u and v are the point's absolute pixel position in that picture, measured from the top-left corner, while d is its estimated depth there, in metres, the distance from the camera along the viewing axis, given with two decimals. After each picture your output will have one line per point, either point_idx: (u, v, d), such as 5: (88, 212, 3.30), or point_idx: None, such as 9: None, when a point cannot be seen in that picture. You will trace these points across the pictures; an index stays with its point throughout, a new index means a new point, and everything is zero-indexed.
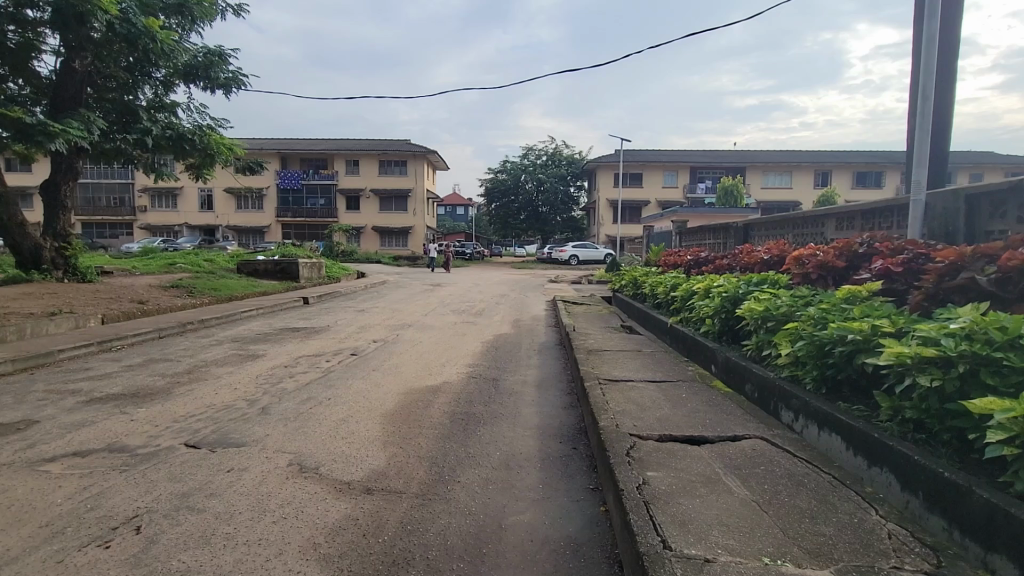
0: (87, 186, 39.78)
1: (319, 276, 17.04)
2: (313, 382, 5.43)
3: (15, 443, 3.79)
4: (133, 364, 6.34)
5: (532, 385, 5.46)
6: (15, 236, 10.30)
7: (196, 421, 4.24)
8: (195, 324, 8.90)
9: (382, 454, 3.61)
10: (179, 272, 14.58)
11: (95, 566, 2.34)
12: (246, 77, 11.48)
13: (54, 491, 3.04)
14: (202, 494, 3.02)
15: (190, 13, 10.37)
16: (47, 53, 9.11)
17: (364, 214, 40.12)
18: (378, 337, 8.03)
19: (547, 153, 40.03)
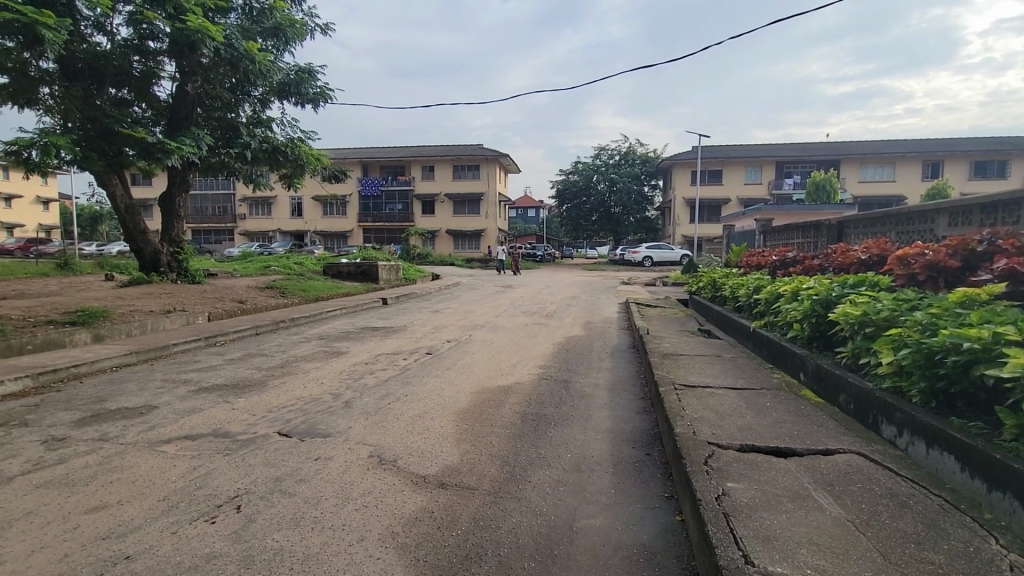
0: (196, 197, 44.10)
1: (396, 278, 17.82)
2: (392, 379, 5.68)
3: (139, 425, 4.29)
4: (234, 358, 6.96)
5: (604, 388, 5.37)
6: (139, 242, 11.65)
7: (287, 412, 4.58)
8: (287, 323, 9.61)
9: (456, 450, 3.70)
10: (273, 274, 15.83)
11: (203, 539, 2.59)
12: (333, 91, 12.25)
13: (169, 470, 3.40)
14: (293, 479, 3.25)
15: (284, 36, 11.23)
16: (166, 79, 10.22)
17: (439, 217, 41.46)
18: (452, 337, 8.26)
19: (620, 153, 39.33)
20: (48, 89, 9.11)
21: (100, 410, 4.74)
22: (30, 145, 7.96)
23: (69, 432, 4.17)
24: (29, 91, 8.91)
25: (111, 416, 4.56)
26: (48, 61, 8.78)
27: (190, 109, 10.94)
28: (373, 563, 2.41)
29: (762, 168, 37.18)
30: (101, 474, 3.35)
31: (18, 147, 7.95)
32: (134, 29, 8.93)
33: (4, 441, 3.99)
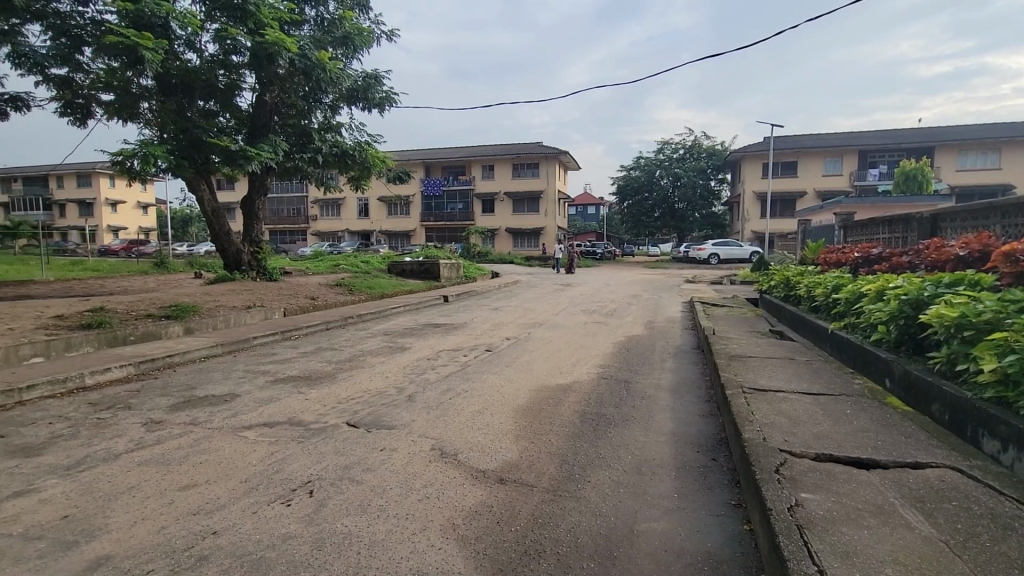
0: (273, 200, 47.04)
1: (457, 276, 18.18)
2: (453, 375, 5.80)
3: (224, 412, 4.64)
4: (306, 351, 7.37)
5: (666, 389, 5.22)
6: (223, 243, 12.57)
7: (355, 403, 4.80)
8: (354, 318, 10.06)
9: (515, 447, 3.73)
10: (342, 272, 16.63)
11: (279, 520, 2.76)
12: (398, 95, 12.66)
13: (249, 454, 3.65)
14: (360, 467, 3.40)
15: (353, 44, 11.69)
16: (247, 91, 10.94)
17: (499, 216, 41.92)
18: (511, 335, 8.31)
19: (685, 147, 38.04)
20: (147, 104, 10.02)
21: (191, 397, 5.18)
22: (132, 155, 8.81)
23: (165, 415, 4.58)
24: (131, 106, 9.84)
25: (200, 403, 4.97)
26: (147, 78, 9.65)
27: (268, 118, 11.66)
28: (435, 552, 2.47)
29: (843, 158, 34.70)
30: (192, 455, 3.66)
31: (122, 157, 8.81)
32: (220, 45, 9.62)
33: (112, 421, 4.45)
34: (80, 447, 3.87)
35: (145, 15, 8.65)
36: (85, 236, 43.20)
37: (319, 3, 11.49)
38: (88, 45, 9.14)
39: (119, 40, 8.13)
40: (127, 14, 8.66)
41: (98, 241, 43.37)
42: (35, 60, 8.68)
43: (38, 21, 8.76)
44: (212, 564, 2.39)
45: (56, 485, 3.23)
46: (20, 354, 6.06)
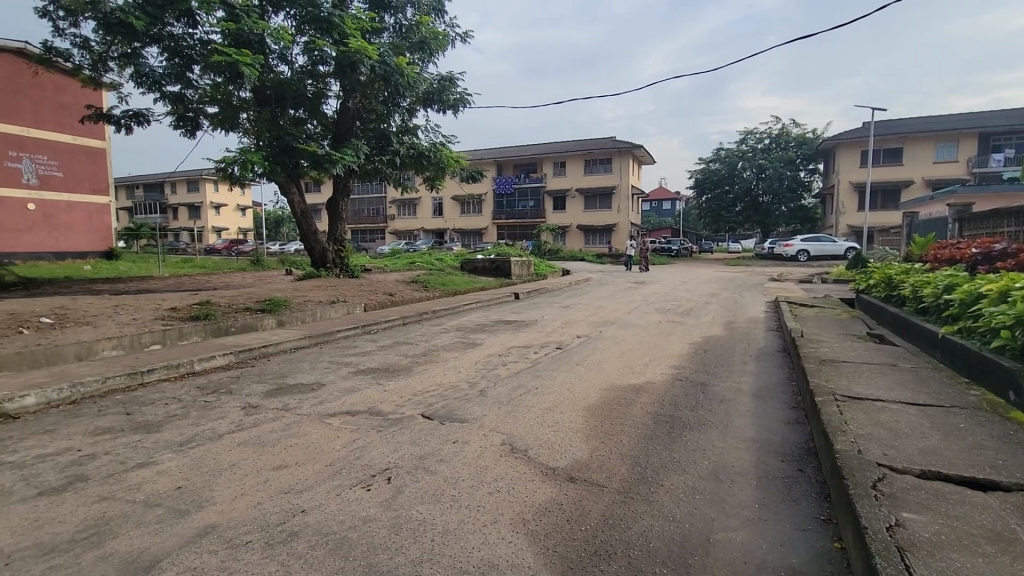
0: (355, 201, 49.74)
1: (528, 273, 18.28)
2: (523, 371, 5.84)
3: (311, 400, 4.97)
4: (385, 345, 7.73)
5: (747, 393, 4.94)
6: (311, 242, 13.44)
7: (429, 396, 4.97)
8: (429, 314, 10.40)
9: (585, 446, 3.70)
10: (417, 269, 17.24)
11: (359, 503, 2.93)
12: (472, 96, 12.92)
13: (333, 440, 3.89)
14: (434, 458, 3.52)
15: (429, 48, 12.06)
16: (332, 98, 11.61)
17: (570, 213, 41.64)
18: (582, 333, 8.23)
19: (770, 136, 35.82)
20: (246, 114, 10.90)
21: (282, 384, 5.60)
22: (233, 162, 9.64)
23: (260, 401, 4.99)
24: (232, 117, 10.76)
25: (291, 390, 5.36)
26: (246, 91, 10.51)
27: (350, 123, 12.31)
28: (505, 545, 2.51)
29: (959, 142, 31.14)
30: (284, 438, 3.97)
31: (225, 164, 9.66)
32: (308, 57, 10.26)
33: (216, 404, 4.91)
34: (191, 426, 4.30)
35: (245, 32, 9.43)
36: (194, 236, 47.90)
37: (397, 10, 11.96)
38: (197, 63, 10.10)
39: (223, 57, 8.93)
40: (230, 33, 9.49)
41: (204, 240, 47.95)
42: (154, 79, 9.71)
43: (156, 44, 9.80)
44: (300, 540, 2.57)
45: (171, 459, 3.61)
46: (142, 341, 6.85)
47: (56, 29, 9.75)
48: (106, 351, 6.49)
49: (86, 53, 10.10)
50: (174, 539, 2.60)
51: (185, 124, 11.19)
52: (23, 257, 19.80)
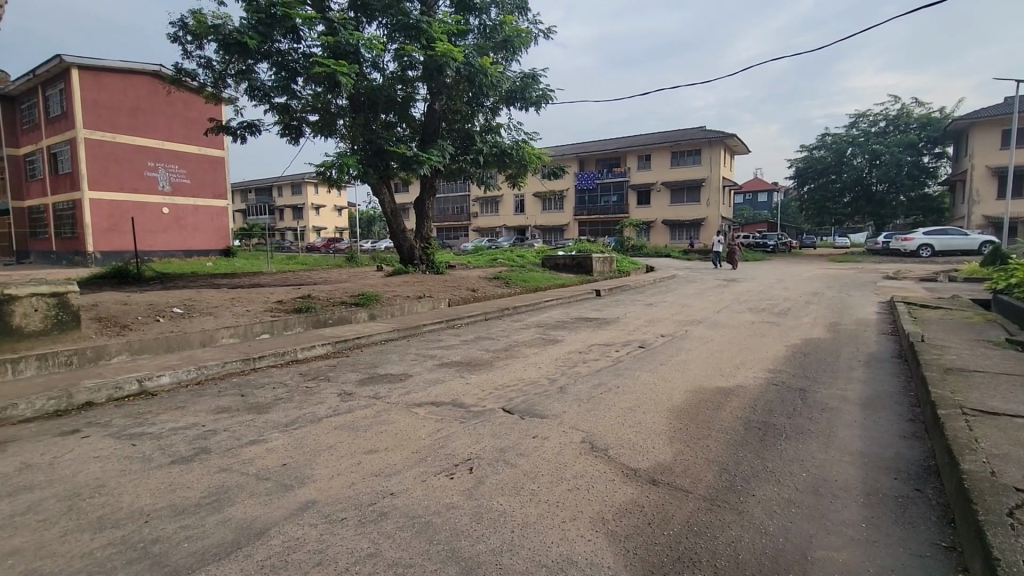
0: (441, 199, 51.60)
1: (611, 270, 17.94)
2: (604, 369, 5.76)
3: (399, 389, 5.25)
4: (467, 339, 7.95)
5: (854, 402, 4.51)
6: (399, 239, 14.12)
7: (510, 391, 5.04)
8: (510, 310, 10.55)
9: (669, 449, 3.57)
10: (500, 265, 17.55)
11: (443, 489, 3.05)
12: (554, 92, 12.87)
13: (420, 429, 4.07)
14: (514, 451, 3.57)
15: (513, 46, 12.16)
16: (420, 101, 12.10)
17: (655, 207, 40.31)
18: (666, 332, 7.95)
19: (886, 118, 32.39)
20: (342, 121, 11.67)
21: (373, 374, 5.96)
22: (331, 165, 10.36)
23: (354, 388, 5.34)
24: (330, 124, 11.58)
25: (381, 379, 5.70)
26: (342, 99, 11.25)
27: (437, 124, 12.73)
28: (584, 542, 2.50)
29: None
30: (374, 424, 4.22)
31: (324, 168, 10.41)
32: (398, 63, 10.75)
33: (316, 390, 5.34)
34: (295, 409, 4.72)
35: (342, 44, 10.08)
36: (297, 235, 52.18)
37: (482, 11, 12.18)
38: (300, 75, 10.91)
39: (322, 68, 9.60)
40: (329, 46, 10.16)
41: (306, 239, 51.99)
42: (264, 92, 10.68)
43: (266, 60, 10.74)
44: (389, 521, 2.72)
45: (278, 438, 3.98)
46: (254, 331, 7.59)
47: (185, 52, 11.00)
48: (225, 339, 7.27)
49: (209, 72, 11.32)
50: (280, 510, 2.86)
51: (291, 133, 12.18)
52: (159, 254, 22.67)
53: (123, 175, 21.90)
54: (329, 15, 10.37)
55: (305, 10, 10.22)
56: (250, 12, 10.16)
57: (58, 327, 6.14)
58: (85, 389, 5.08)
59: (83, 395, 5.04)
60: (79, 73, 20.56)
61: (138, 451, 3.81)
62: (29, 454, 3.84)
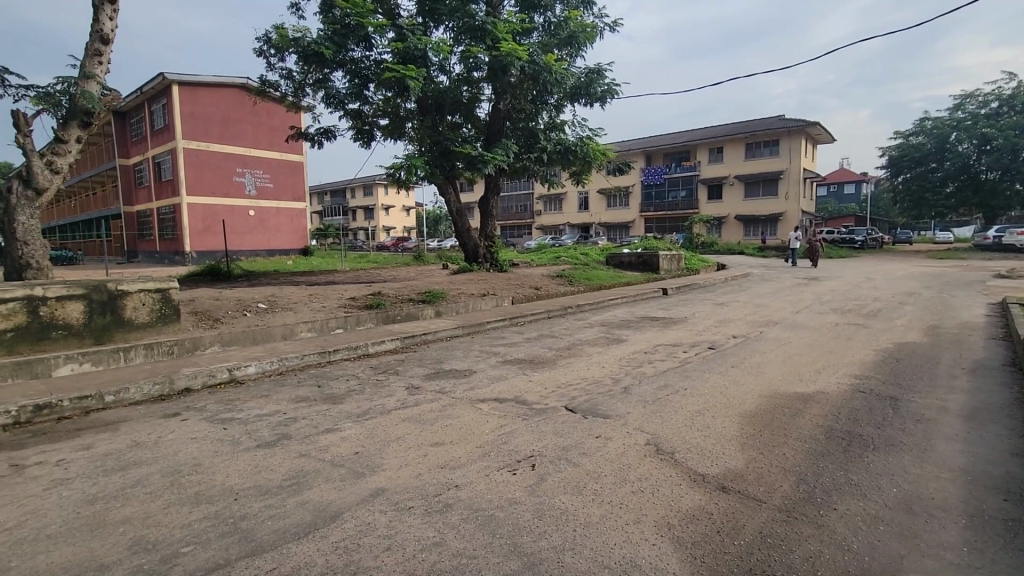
0: (505, 198, 52.12)
1: (678, 268, 17.35)
2: (671, 370, 5.59)
3: (464, 385, 5.37)
4: (531, 337, 7.98)
5: (955, 414, 4.09)
6: (464, 238, 14.40)
7: (573, 390, 5.01)
8: (573, 308, 10.49)
9: (740, 455, 3.41)
10: (563, 263, 17.48)
11: (506, 485, 3.09)
12: (621, 86, 12.62)
13: (483, 424, 4.15)
14: (577, 451, 3.55)
15: (578, 42, 12.06)
16: (485, 102, 12.28)
17: (727, 202, 38.55)
18: (739, 333, 7.58)
19: (999, 98, 28.99)
20: (411, 124, 12.07)
21: (439, 369, 6.12)
22: (400, 167, 10.73)
23: (421, 382, 5.52)
24: (399, 127, 12.01)
25: (447, 374, 5.85)
26: (411, 102, 11.65)
27: (502, 124, 12.84)
28: (648, 547, 2.45)
29: None
30: (440, 418, 4.34)
31: (393, 170, 10.80)
32: (464, 64, 10.95)
33: (385, 383, 5.56)
34: (366, 400, 4.95)
35: (411, 49, 10.42)
36: (369, 235, 54.62)
37: (547, 9, 12.15)
38: (372, 81, 11.42)
39: (391, 74, 9.97)
40: (398, 51, 10.53)
41: (376, 238, 54.28)
42: (339, 99, 11.25)
43: (341, 68, 11.31)
44: (454, 513, 2.79)
45: (351, 428, 4.19)
46: (330, 325, 8.03)
47: (269, 65, 11.80)
48: (304, 333, 7.75)
49: (289, 83, 12.07)
50: (353, 496, 3.02)
51: (363, 137, 12.74)
52: (246, 254, 24.54)
53: (215, 180, 23.85)
54: (399, 22, 10.76)
55: (376, 19, 10.67)
56: (326, 24, 10.74)
57: (162, 320, 6.79)
58: (184, 376, 5.60)
59: (182, 381, 5.56)
60: (179, 88, 22.59)
61: (229, 434, 4.15)
62: (138, 433, 4.29)
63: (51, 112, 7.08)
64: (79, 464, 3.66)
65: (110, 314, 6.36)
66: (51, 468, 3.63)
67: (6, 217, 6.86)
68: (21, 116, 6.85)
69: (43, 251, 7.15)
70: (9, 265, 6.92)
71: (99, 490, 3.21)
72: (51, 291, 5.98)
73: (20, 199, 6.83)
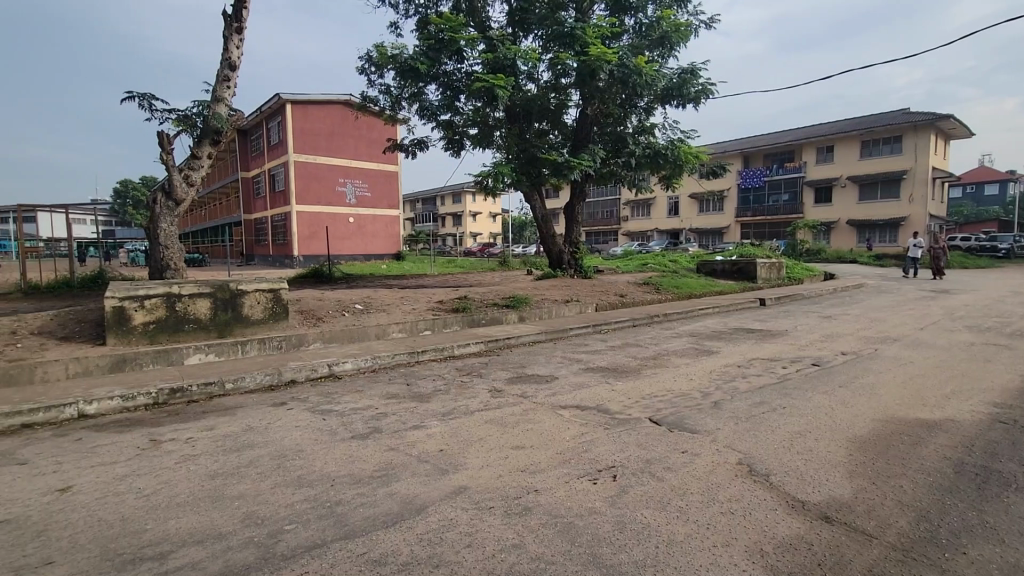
0: (590, 204, 51.76)
1: (778, 277, 16.16)
2: (767, 387, 5.21)
3: (546, 390, 5.38)
4: (615, 345, 7.82)
5: None
6: (549, 244, 14.43)
7: (659, 401, 4.84)
8: (660, 317, 10.16)
9: (847, 484, 3.11)
10: (651, 271, 16.95)
11: (585, 493, 3.05)
12: (716, 85, 12.08)
13: (564, 430, 4.13)
14: (661, 465, 3.42)
15: (670, 42, 11.72)
16: (573, 108, 12.28)
17: (836, 206, 35.40)
18: (849, 350, 6.89)
19: None
20: (499, 132, 12.37)
21: (522, 374, 6.18)
22: (487, 175, 11.01)
23: (504, 386, 5.61)
24: (488, 136, 12.34)
25: (529, 379, 5.89)
26: (499, 111, 11.94)
27: (588, 129, 12.78)
28: (738, 573, 2.30)
29: None
30: (521, 422, 4.38)
31: (481, 177, 11.11)
32: (553, 71, 11.03)
33: (470, 385, 5.71)
34: (451, 401, 5.12)
35: (500, 59, 10.69)
36: (457, 241, 56.62)
37: (638, 10, 11.93)
38: (463, 92, 11.86)
39: (481, 84, 10.29)
40: (489, 62, 10.84)
41: (464, 244, 56.14)
42: (431, 111, 11.79)
43: (435, 81, 11.86)
44: (533, 517, 2.80)
45: (437, 426, 4.35)
46: (419, 327, 8.42)
47: (370, 81, 12.64)
48: (395, 333, 8.19)
49: (387, 97, 12.84)
50: (436, 492, 3.13)
51: (453, 146, 13.24)
52: (346, 258, 26.37)
53: (321, 190, 25.94)
54: (489, 34, 11.09)
55: (468, 32, 11.07)
56: (422, 40, 11.32)
57: (273, 317, 7.46)
58: (291, 369, 6.13)
59: (289, 373, 6.09)
60: (293, 107, 24.88)
61: (327, 425, 4.48)
62: (251, 418, 4.76)
63: (188, 132, 8.09)
64: (203, 443, 4.13)
65: (231, 311, 7.13)
66: (181, 444, 4.13)
67: (152, 224, 7.93)
68: (165, 136, 7.91)
69: (180, 253, 8.16)
70: (154, 266, 7.97)
71: (219, 467, 3.60)
72: (185, 289, 6.83)
73: (163, 208, 7.87)
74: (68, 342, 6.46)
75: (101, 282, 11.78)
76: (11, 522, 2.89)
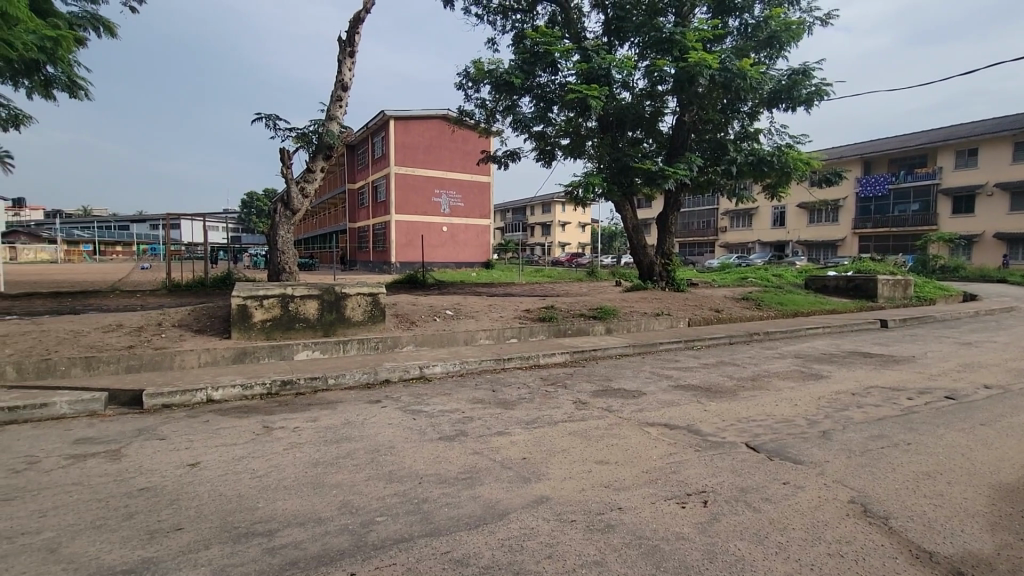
0: (686, 214, 49.82)
1: (904, 296, 14.43)
2: (887, 419, 4.65)
3: (632, 405, 5.22)
4: (708, 363, 7.42)
5: None
6: (639, 255, 14.05)
7: (757, 426, 4.51)
8: (760, 336, 9.49)
9: (988, 537, 2.68)
10: (750, 285, 15.90)
11: (673, 517, 2.90)
12: (832, 85, 11.17)
13: (651, 448, 3.98)
14: (758, 495, 3.17)
15: (780, 42, 11.02)
16: (669, 115, 11.95)
17: (980, 216, 31.12)
18: (994, 383, 5.94)
19: None
20: (591, 142, 12.28)
21: (608, 387, 6.04)
22: (578, 185, 10.97)
23: (589, 398, 5.52)
24: (580, 146, 12.30)
25: (615, 393, 5.76)
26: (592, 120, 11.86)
27: (686, 137, 12.31)
28: None
29: None
30: (606, 436, 4.28)
31: (571, 187, 11.10)
32: (649, 79, 10.77)
33: (554, 395, 5.70)
34: (535, 409, 5.13)
35: (595, 69, 10.65)
36: (546, 251, 56.98)
37: (743, 10, 11.34)
38: (556, 104, 11.90)
39: (575, 94, 10.31)
40: (583, 72, 10.84)
41: (553, 253, 56.34)
42: (525, 123, 11.99)
43: (528, 94, 12.03)
44: (616, 535, 2.72)
45: (520, 434, 4.38)
46: (505, 334, 8.57)
47: (467, 96, 13.13)
48: (483, 339, 8.39)
49: (483, 111, 13.27)
50: (519, 499, 3.14)
51: (545, 157, 13.36)
52: (438, 265, 27.49)
53: (418, 201, 27.34)
54: (584, 44, 11.09)
55: (564, 44, 11.16)
56: (518, 54, 11.59)
57: (371, 319, 7.96)
58: (386, 368, 6.49)
59: (384, 372, 6.45)
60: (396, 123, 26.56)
61: (416, 424, 4.69)
62: (349, 413, 5.09)
63: (305, 148, 8.92)
64: (307, 433, 4.49)
65: (335, 312, 7.71)
66: (289, 432, 4.51)
67: (272, 231, 8.80)
68: (286, 153, 8.78)
69: (294, 258, 8.97)
70: (272, 268, 8.83)
71: (320, 456, 3.89)
72: (298, 291, 7.51)
73: (282, 216, 8.71)
74: (202, 334, 7.35)
75: (229, 282, 13.25)
76: (151, 490, 3.33)
